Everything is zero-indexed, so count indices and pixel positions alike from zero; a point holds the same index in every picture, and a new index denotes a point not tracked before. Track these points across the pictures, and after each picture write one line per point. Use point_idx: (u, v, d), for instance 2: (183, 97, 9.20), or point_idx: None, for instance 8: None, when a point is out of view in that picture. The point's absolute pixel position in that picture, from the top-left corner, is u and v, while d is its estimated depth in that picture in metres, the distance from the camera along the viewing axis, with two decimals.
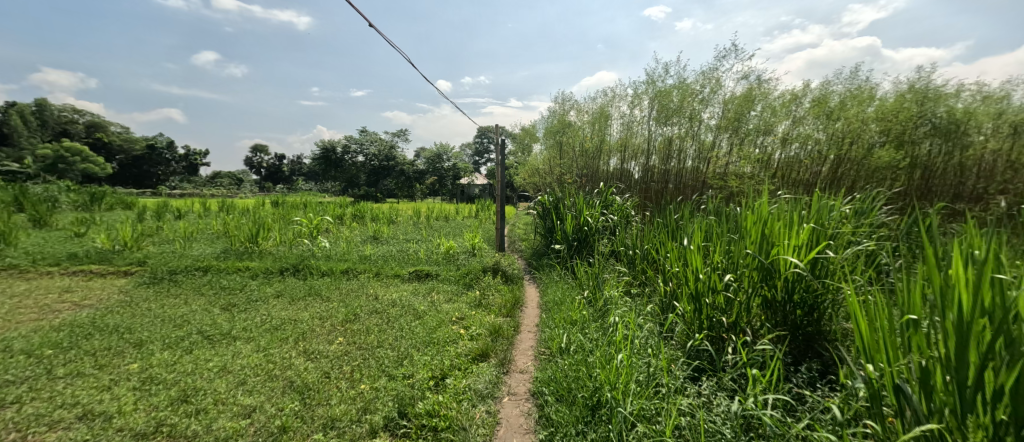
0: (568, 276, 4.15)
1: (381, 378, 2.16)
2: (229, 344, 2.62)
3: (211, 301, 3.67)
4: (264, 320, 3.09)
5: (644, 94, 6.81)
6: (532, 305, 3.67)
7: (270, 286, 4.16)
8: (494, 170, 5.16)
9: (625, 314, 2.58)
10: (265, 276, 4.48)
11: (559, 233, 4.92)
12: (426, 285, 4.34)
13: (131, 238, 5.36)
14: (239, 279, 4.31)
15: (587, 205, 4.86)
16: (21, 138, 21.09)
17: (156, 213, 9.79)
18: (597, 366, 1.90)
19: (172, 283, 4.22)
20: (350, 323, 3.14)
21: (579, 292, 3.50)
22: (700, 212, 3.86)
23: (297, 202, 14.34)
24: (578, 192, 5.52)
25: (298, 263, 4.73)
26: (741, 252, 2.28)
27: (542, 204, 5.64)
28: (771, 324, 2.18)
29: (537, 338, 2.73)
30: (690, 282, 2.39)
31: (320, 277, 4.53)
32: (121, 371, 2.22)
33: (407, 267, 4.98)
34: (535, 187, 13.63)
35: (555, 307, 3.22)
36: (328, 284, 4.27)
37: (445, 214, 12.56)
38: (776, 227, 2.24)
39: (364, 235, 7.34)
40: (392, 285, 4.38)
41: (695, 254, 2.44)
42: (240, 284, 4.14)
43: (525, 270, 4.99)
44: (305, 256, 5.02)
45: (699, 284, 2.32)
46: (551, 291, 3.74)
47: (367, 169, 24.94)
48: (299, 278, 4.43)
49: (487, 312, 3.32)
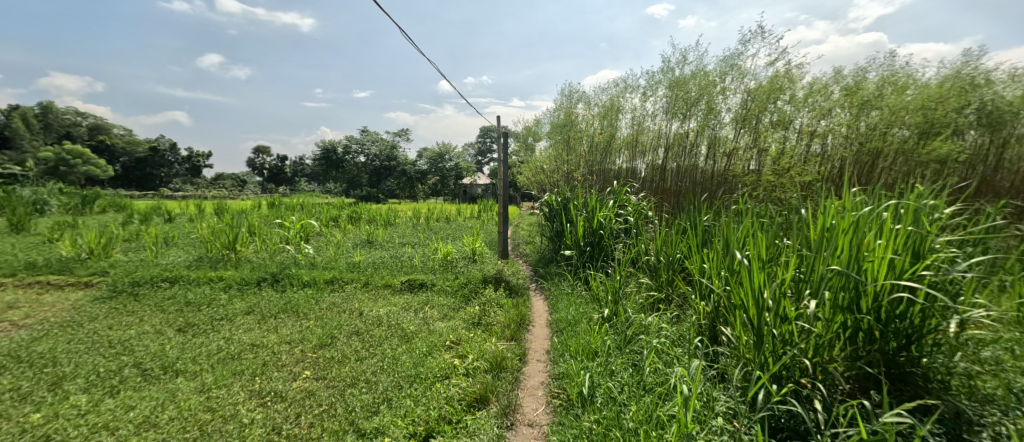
0: (582, 288, 3.62)
1: (348, 437, 1.65)
2: (167, 383, 2.12)
3: (169, 320, 3.16)
4: (219, 347, 2.57)
5: (659, 84, 6.26)
6: (541, 323, 3.15)
7: (242, 300, 3.66)
8: (497, 168, 4.63)
9: (660, 344, 2.05)
10: (239, 289, 3.98)
11: (569, 237, 4.40)
12: (419, 298, 3.83)
13: (97, 245, 4.85)
14: (209, 292, 3.80)
15: (599, 205, 4.34)
16: (21, 140, 20.73)
17: (143, 217, 9.32)
18: (637, 435, 1.38)
19: (133, 296, 3.73)
20: (324, 349, 2.63)
21: (597, 309, 2.98)
22: (735, 214, 3.31)
23: (293, 203, 13.84)
24: (589, 191, 4.99)
25: (278, 273, 4.23)
26: (819, 268, 1.73)
27: (548, 204, 5.11)
28: (858, 362, 1.66)
29: (549, 373, 2.21)
30: (749, 306, 1.84)
31: (300, 288, 4.03)
32: (12, 427, 1.72)
33: (400, 275, 4.48)
34: (540, 186, 13.10)
35: (569, 329, 2.70)
36: (309, 297, 3.77)
37: (446, 216, 12.04)
38: (866, 235, 1.70)
39: (357, 239, 6.83)
40: (381, 297, 3.88)
41: (755, 269, 1.89)
42: (208, 299, 3.64)
43: (531, 279, 4.46)
44: (287, 263, 4.53)
45: (762, 309, 1.77)
46: (563, 306, 3.21)
47: (368, 170, 24.50)
48: (277, 290, 3.93)
49: (487, 334, 2.80)
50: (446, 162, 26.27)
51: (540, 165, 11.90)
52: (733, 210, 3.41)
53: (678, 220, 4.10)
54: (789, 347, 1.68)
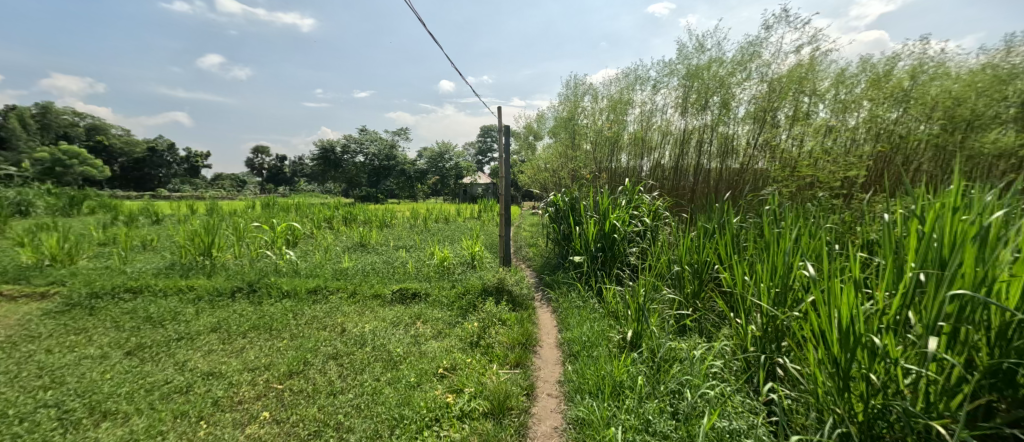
0: (596, 302, 3.20)
1: None
2: (88, 432, 1.70)
3: (119, 341, 2.73)
4: (166, 379, 2.15)
5: (673, 75, 5.82)
6: (549, 342, 2.73)
7: (210, 314, 3.24)
8: (500, 159, 4.04)
9: (704, 384, 1.64)
10: (211, 300, 3.55)
11: (577, 241, 3.96)
12: (411, 311, 3.41)
13: (59, 250, 4.40)
14: (174, 306, 3.36)
15: (612, 207, 3.91)
16: (19, 141, 19.81)
17: (128, 218, 8.85)
18: None
19: (88, 310, 3.30)
20: (293, 378, 2.21)
21: (615, 327, 2.57)
22: (770, 216, 2.90)
23: (288, 204, 13.38)
24: (599, 191, 4.55)
25: (256, 282, 3.81)
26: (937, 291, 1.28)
27: (554, 205, 4.67)
28: (987, 418, 1.23)
29: (565, 416, 1.80)
30: (833, 338, 1.40)
31: (279, 299, 3.61)
32: None
33: (391, 284, 4.05)
34: (542, 186, 12.67)
35: (584, 354, 2.28)
36: (286, 310, 3.34)
37: (446, 216, 11.60)
38: (1000, 245, 1.25)
39: (349, 242, 6.40)
40: (368, 310, 3.46)
41: (839, 289, 1.43)
42: (172, 313, 3.22)
43: (536, 287, 4.04)
44: (267, 270, 4.10)
45: (854, 345, 1.33)
46: (576, 324, 2.79)
47: (367, 169, 24.03)
48: (252, 302, 3.51)
49: (487, 359, 2.38)
50: (446, 161, 25.89)
51: (543, 164, 11.47)
52: (767, 212, 2.99)
53: (699, 223, 3.69)
54: (886, 395, 1.27)
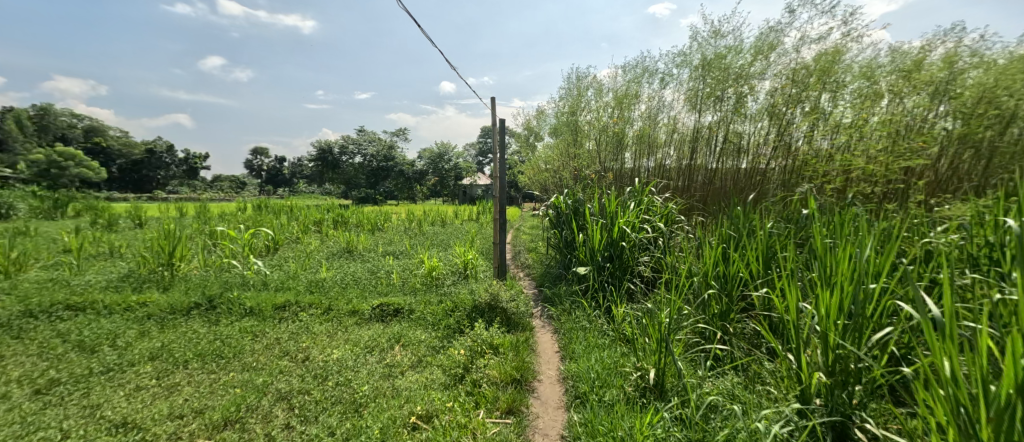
0: (605, 324, 2.74)
1: None
2: None
3: (33, 374, 2.27)
4: (62, 434, 1.69)
5: (684, 66, 5.35)
6: (550, 374, 2.28)
7: (155, 337, 2.78)
8: (493, 156, 3.55)
9: None
10: (161, 319, 3.10)
11: (581, 249, 3.49)
12: (389, 332, 2.95)
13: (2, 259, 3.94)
14: (115, 326, 2.90)
15: (621, 210, 3.44)
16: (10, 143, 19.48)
17: (107, 223, 8.40)
18: None
19: (14, 331, 2.85)
20: (225, 431, 1.75)
21: (630, 359, 2.12)
22: (814, 227, 2.46)
23: (280, 206, 12.93)
24: (606, 192, 4.08)
25: (216, 297, 3.35)
26: None
27: (555, 208, 4.20)
28: None
29: None
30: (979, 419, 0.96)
31: (240, 317, 3.15)
32: None
33: (372, 297, 3.60)
34: (543, 187, 12.20)
35: (594, 399, 1.83)
36: (245, 331, 2.89)
37: (442, 219, 11.15)
38: None
39: (335, 248, 5.94)
40: (341, 331, 3.00)
41: (983, 345, 1.00)
42: (110, 336, 2.76)
43: (535, 301, 3.59)
44: (232, 283, 3.64)
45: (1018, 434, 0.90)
46: (582, 353, 2.34)
47: (366, 171, 23.35)
48: (209, 321, 3.06)
49: (474, 403, 1.93)
50: (445, 162, 25.43)
51: (543, 163, 10.99)
52: (808, 220, 2.54)
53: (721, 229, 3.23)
54: None
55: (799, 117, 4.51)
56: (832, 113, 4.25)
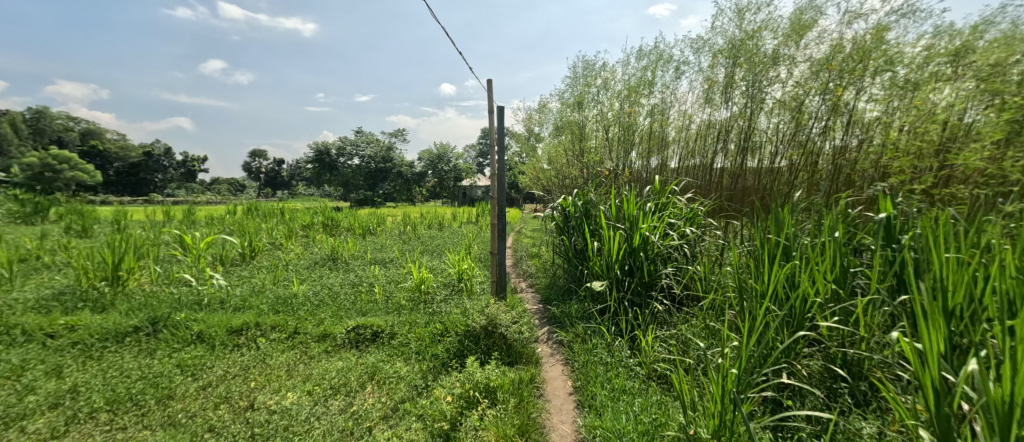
0: (629, 356, 2.22)
1: None
2: None
3: None
4: None
5: (704, 52, 4.79)
6: (565, 431, 1.75)
7: (70, 374, 2.24)
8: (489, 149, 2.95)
9: None
10: (90, 347, 2.56)
11: (595, 260, 2.95)
12: (362, 364, 2.41)
13: None
14: (27, 358, 2.37)
15: (642, 214, 2.89)
16: None
17: (81, 228, 7.86)
18: None
19: None
20: None
21: (674, 418, 1.59)
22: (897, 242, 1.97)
23: (271, 209, 12.40)
24: (620, 192, 3.55)
25: (162, 320, 2.81)
26: None
27: (562, 210, 3.64)
28: None
29: None
30: None
31: (186, 344, 2.62)
32: None
33: (348, 316, 3.06)
34: (545, 188, 11.69)
35: None
36: (184, 365, 2.35)
37: (440, 222, 10.63)
38: None
39: (319, 256, 5.41)
40: (304, 362, 2.47)
41: None
42: (15, 373, 2.22)
43: (541, 320, 3.07)
44: (185, 301, 3.10)
45: None
46: (607, 402, 1.81)
47: (364, 173, 22.92)
48: (146, 349, 2.52)
49: None
50: (445, 162, 24.92)
51: (545, 163, 10.40)
52: (886, 230, 2.04)
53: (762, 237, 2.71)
54: None
55: (819, 110, 3.87)
56: (858, 108, 3.65)
